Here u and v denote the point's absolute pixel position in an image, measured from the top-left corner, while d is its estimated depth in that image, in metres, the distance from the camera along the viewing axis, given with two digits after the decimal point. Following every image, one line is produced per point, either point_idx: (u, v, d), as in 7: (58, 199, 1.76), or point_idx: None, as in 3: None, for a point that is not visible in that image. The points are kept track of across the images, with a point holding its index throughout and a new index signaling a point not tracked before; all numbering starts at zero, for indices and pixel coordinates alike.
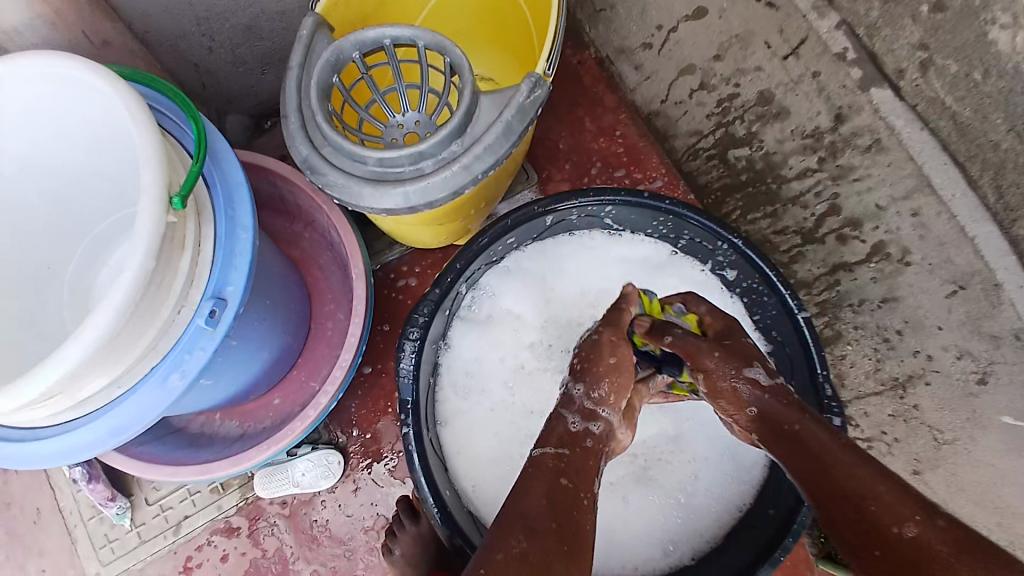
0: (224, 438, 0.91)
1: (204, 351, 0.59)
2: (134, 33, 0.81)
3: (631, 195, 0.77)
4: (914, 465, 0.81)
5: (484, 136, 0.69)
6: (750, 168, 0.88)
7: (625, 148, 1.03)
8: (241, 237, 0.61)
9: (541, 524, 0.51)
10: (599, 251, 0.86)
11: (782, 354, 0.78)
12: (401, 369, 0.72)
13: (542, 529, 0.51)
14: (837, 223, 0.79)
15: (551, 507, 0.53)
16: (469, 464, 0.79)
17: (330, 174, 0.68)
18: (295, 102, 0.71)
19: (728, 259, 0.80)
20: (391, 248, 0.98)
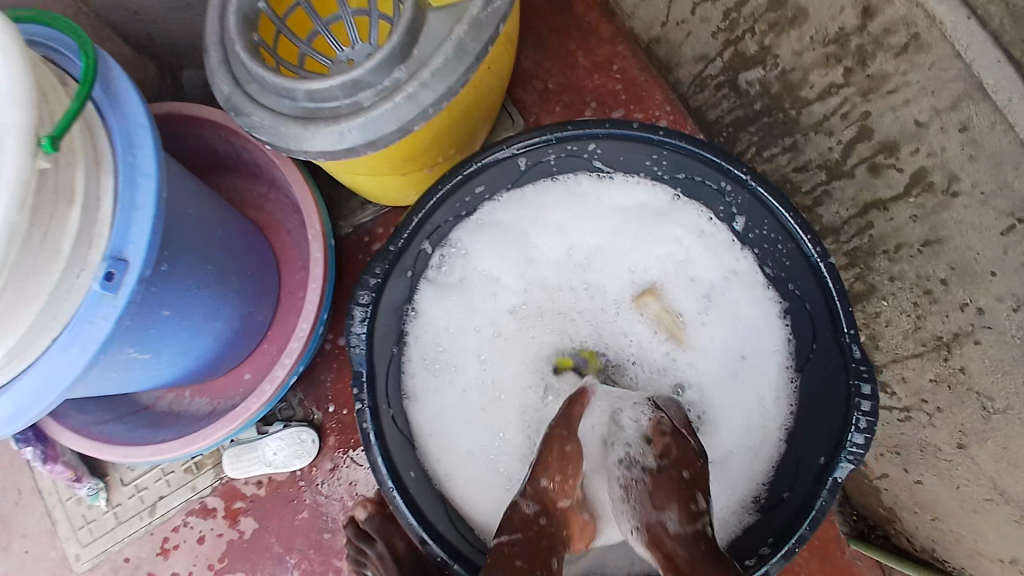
0: (192, 416, 0.85)
1: (107, 319, 0.52)
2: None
3: (618, 125, 0.66)
4: (958, 437, 0.72)
5: (433, 59, 0.57)
6: (765, 93, 0.75)
7: (623, 85, 0.90)
8: (143, 188, 0.53)
9: None
10: (587, 198, 0.74)
11: (802, 311, 0.67)
12: (352, 342, 0.66)
13: None
14: (868, 150, 0.66)
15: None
16: (441, 445, 0.71)
17: (257, 115, 0.59)
18: (215, 31, 0.60)
19: (738, 201, 0.67)
20: (364, 207, 0.89)
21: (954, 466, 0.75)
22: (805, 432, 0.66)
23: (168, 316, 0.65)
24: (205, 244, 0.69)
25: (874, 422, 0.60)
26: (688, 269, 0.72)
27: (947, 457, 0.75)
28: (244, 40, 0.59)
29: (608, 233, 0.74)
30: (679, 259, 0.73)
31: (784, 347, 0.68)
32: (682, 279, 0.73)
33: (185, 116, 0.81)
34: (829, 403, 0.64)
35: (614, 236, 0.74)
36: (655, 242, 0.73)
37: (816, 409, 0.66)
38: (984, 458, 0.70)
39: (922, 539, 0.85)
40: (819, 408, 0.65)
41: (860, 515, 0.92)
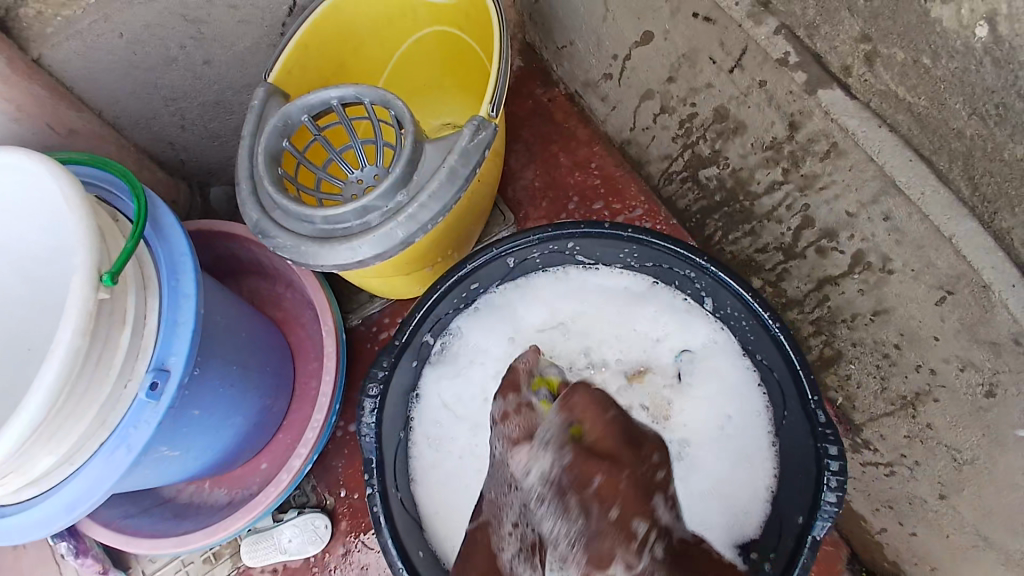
0: (211, 508, 0.90)
1: (149, 424, 0.59)
2: (105, 119, 0.85)
3: (591, 226, 0.75)
4: (939, 489, 0.77)
5: (429, 182, 0.68)
6: (722, 186, 0.85)
7: (602, 179, 1.02)
8: (184, 306, 0.62)
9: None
10: (574, 284, 0.82)
11: (772, 380, 0.74)
12: (363, 428, 0.71)
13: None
14: (813, 234, 0.75)
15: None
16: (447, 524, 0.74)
17: (281, 237, 0.69)
18: (246, 169, 0.72)
19: (704, 283, 0.77)
20: (372, 300, 0.97)
21: (941, 517, 0.79)
22: (785, 492, 0.71)
23: (198, 415, 0.72)
24: (231, 348, 0.77)
25: (845, 480, 0.65)
26: (667, 345, 0.80)
27: (933, 507, 0.79)
28: (271, 177, 0.71)
29: (595, 314, 0.82)
30: (660, 338, 0.80)
31: (761, 415, 0.75)
32: (667, 356, 0.79)
33: (212, 231, 0.91)
34: (802, 465, 0.70)
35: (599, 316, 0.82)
36: (640, 322, 0.80)
37: (793, 473, 0.71)
38: (965, 508, 0.74)
39: None
40: (799, 471, 0.70)
41: (870, 573, 0.95)
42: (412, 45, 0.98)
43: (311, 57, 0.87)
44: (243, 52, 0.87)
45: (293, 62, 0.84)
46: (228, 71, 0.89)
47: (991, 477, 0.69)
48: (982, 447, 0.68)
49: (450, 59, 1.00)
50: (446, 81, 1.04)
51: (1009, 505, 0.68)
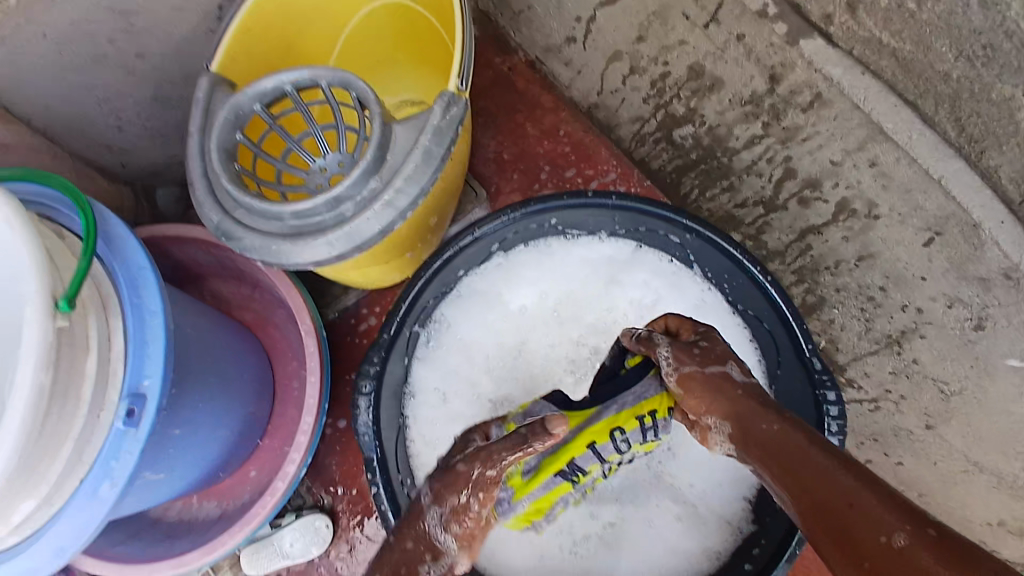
0: (204, 522, 0.85)
1: (131, 454, 0.55)
2: (35, 129, 0.78)
3: (574, 196, 0.72)
4: (926, 420, 0.78)
5: (403, 166, 0.63)
6: (698, 145, 0.84)
7: (572, 146, 0.92)
8: (152, 325, 0.57)
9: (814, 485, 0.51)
10: (559, 256, 0.80)
11: (766, 335, 0.73)
12: (358, 427, 0.68)
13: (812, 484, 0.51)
14: (796, 185, 0.79)
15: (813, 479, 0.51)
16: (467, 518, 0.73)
17: (246, 237, 0.63)
18: (200, 168, 0.67)
19: (691, 240, 0.73)
20: (347, 291, 0.93)
21: (927, 447, 0.78)
22: None
23: (180, 434, 0.67)
24: (207, 359, 0.72)
25: (845, 424, 0.65)
26: (660, 309, 0.78)
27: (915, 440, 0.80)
28: (229, 173, 0.65)
29: (580, 288, 0.80)
30: (649, 302, 0.79)
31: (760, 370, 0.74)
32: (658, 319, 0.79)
33: (172, 237, 0.85)
34: (803, 417, 0.70)
35: (584, 285, 0.80)
36: (626, 287, 0.79)
37: None
38: (952, 433, 0.77)
39: None
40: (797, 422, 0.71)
41: None
42: (358, 22, 0.92)
43: (253, 44, 0.80)
44: (180, 42, 0.81)
45: (235, 48, 0.77)
46: (165, 66, 0.82)
47: (980, 405, 0.76)
48: (971, 376, 0.75)
49: (401, 31, 0.94)
50: (398, 56, 0.98)
51: (1001, 429, 0.76)
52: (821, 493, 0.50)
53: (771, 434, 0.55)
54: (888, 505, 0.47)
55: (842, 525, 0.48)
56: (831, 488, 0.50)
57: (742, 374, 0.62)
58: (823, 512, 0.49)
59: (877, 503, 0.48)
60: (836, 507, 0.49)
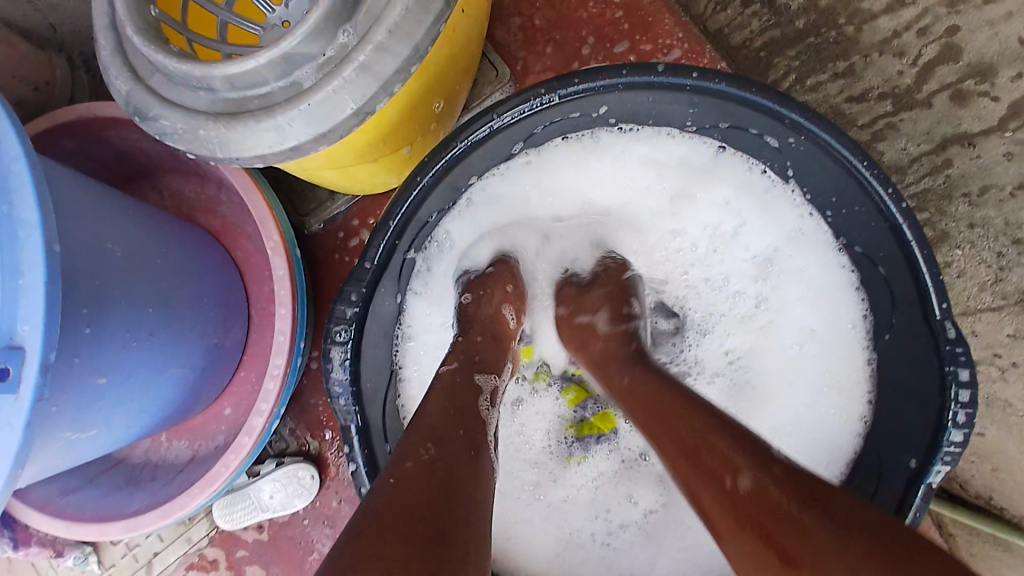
0: (172, 466, 0.74)
1: (12, 428, 0.41)
2: None
3: (638, 72, 0.50)
4: None
5: (388, 12, 0.42)
6: (812, 7, 0.63)
7: (625, 11, 0.69)
8: (28, 249, 0.40)
9: (684, 429, 0.42)
10: (609, 155, 0.59)
11: (879, 280, 0.55)
12: (331, 382, 0.54)
13: (678, 433, 0.42)
14: (954, 72, 0.60)
15: (675, 423, 0.43)
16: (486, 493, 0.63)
17: (166, 116, 0.45)
18: (102, 10, 0.46)
19: (796, 145, 0.53)
20: (334, 198, 0.75)
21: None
22: (886, 422, 0.56)
23: (106, 384, 0.52)
24: (142, 286, 0.55)
25: (976, 415, 0.49)
26: (740, 240, 0.61)
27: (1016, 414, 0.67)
28: (138, 20, 0.45)
29: (638, 205, 0.62)
30: (728, 230, 0.61)
31: (862, 324, 0.57)
32: (734, 250, 0.61)
33: (101, 118, 0.64)
34: (912, 390, 0.54)
35: (644, 198, 0.62)
36: (700, 207, 0.61)
37: (894, 393, 0.55)
38: None
39: None
40: (903, 396, 0.55)
41: None
42: None
43: None
44: None
45: None
46: None
47: None
48: None
49: None
50: None
51: None
52: (684, 427, 0.42)
53: (643, 385, 0.47)
54: (735, 435, 0.40)
55: (679, 443, 0.41)
56: (682, 422, 0.42)
57: (613, 319, 0.54)
58: (671, 443, 0.42)
59: (723, 435, 0.40)
60: (699, 442, 0.40)
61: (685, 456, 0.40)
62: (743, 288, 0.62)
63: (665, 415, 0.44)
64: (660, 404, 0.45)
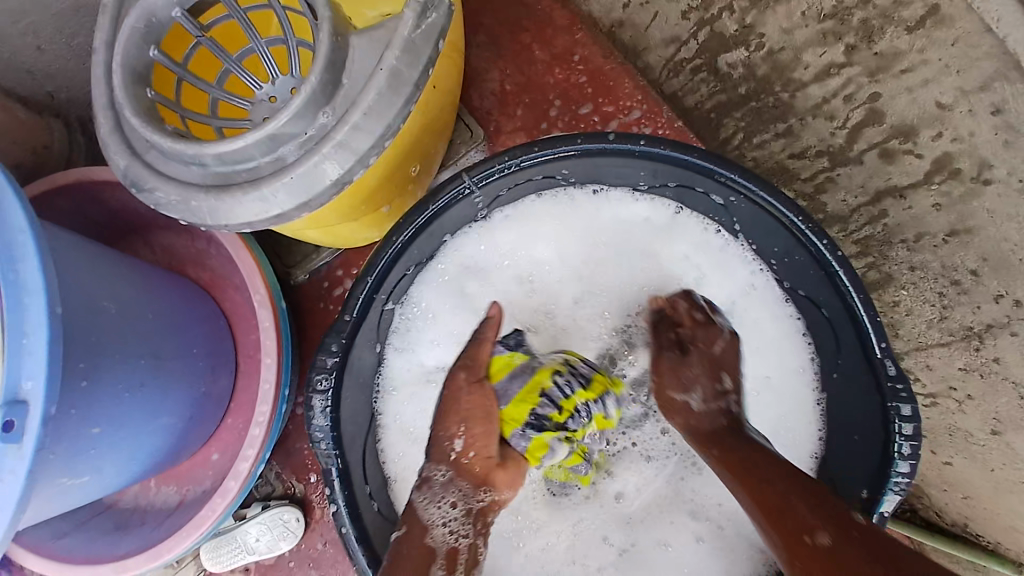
0: (160, 511, 0.75)
1: (15, 475, 0.43)
2: None
3: (591, 140, 0.55)
4: (992, 425, 0.67)
5: (363, 96, 0.47)
6: (750, 75, 0.69)
7: (589, 76, 0.75)
8: (31, 309, 0.44)
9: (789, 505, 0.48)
10: (580, 212, 0.64)
11: (824, 323, 0.59)
12: (313, 428, 0.57)
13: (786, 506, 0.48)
14: (878, 134, 0.63)
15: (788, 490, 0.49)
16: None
17: (160, 189, 0.49)
18: (102, 94, 0.51)
19: (737, 202, 0.58)
20: (318, 250, 0.79)
21: (986, 452, 0.68)
22: (841, 459, 0.59)
23: (99, 433, 0.55)
24: (134, 340, 0.58)
25: (919, 448, 0.53)
26: (699, 294, 0.65)
27: (976, 445, 0.69)
28: (136, 103, 0.49)
29: (605, 259, 0.66)
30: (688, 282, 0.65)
31: (808, 370, 0.61)
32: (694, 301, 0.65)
33: (98, 182, 0.68)
34: (862, 426, 0.57)
35: (611, 252, 0.66)
36: (662, 260, 0.65)
37: (846, 429, 0.59)
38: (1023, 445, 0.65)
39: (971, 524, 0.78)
40: (855, 432, 0.58)
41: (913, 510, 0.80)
42: None
43: None
44: None
45: None
46: None
47: None
48: None
49: None
50: None
51: None
52: (782, 488, 0.50)
53: (720, 430, 0.56)
54: (829, 516, 0.47)
55: (782, 513, 0.48)
56: (775, 498, 0.49)
57: (705, 398, 0.58)
58: (770, 514, 0.49)
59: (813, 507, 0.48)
60: (789, 508, 0.48)
61: (791, 511, 0.48)
62: None
63: (758, 478, 0.51)
64: (751, 466, 0.52)
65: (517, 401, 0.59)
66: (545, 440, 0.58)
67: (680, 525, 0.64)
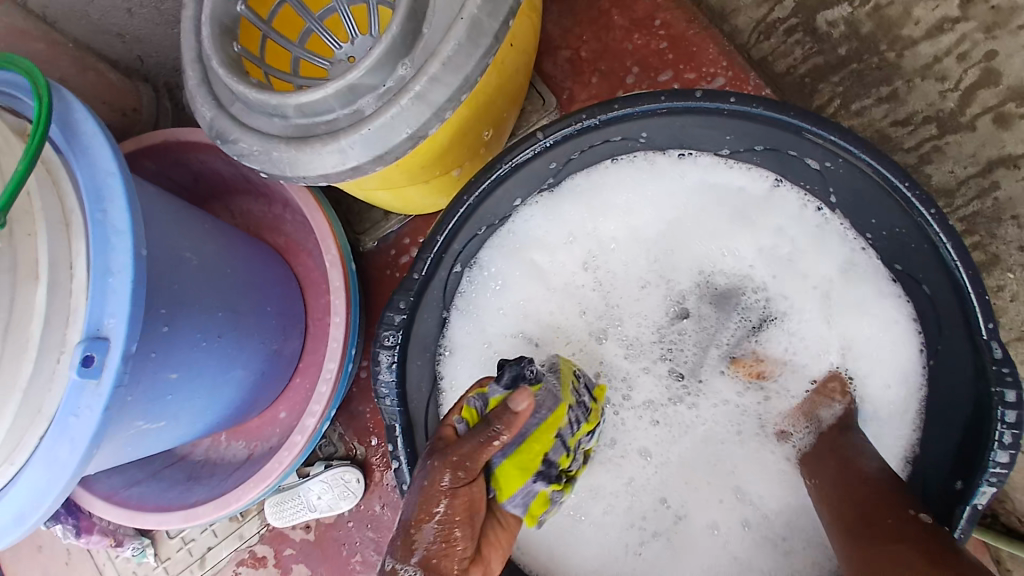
0: (229, 464, 0.78)
1: (92, 410, 0.45)
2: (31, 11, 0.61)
3: (675, 98, 0.52)
4: None
5: (441, 45, 0.46)
6: (852, 34, 0.65)
7: (669, 42, 0.72)
8: (118, 251, 0.46)
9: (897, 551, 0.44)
10: (663, 180, 0.61)
11: (925, 302, 0.54)
12: (380, 386, 0.58)
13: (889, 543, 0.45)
14: (994, 95, 0.60)
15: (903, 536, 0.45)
16: None
17: (243, 140, 0.50)
18: (191, 48, 0.52)
19: (832, 169, 0.54)
20: (387, 217, 0.79)
21: None
22: (938, 451, 0.55)
23: (176, 379, 0.57)
24: (212, 291, 0.60)
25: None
26: (793, 275, 0.61)
27: None
28: (223, 55, 0.50)
29: (684, 230, 0.63)
30: (780, 258, 0.61)
31: (905, 362, 0.57)
32: (783, 276, 0.61)
33: (183, 143, 0.71)
34: (962, 415, 0.53)
35: (694, 222, 0.63)
36: (748, 233, 0.62)
37: (946, 417, 0.55)
38: None
39: None
40: (956, 420, 0.54)
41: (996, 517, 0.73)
42: None
43: None
44: None
45: None
46: None
47: None
48: None
49: None
50: None
51: None
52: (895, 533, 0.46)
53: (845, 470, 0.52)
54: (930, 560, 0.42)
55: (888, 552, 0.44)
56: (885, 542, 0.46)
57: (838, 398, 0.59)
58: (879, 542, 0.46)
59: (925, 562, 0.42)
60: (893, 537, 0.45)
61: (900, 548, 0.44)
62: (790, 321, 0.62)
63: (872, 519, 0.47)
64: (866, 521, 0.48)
65: (530, 443, 0.53)
66: (547, 494, 0.55)
67: (731, 521, 0.62)
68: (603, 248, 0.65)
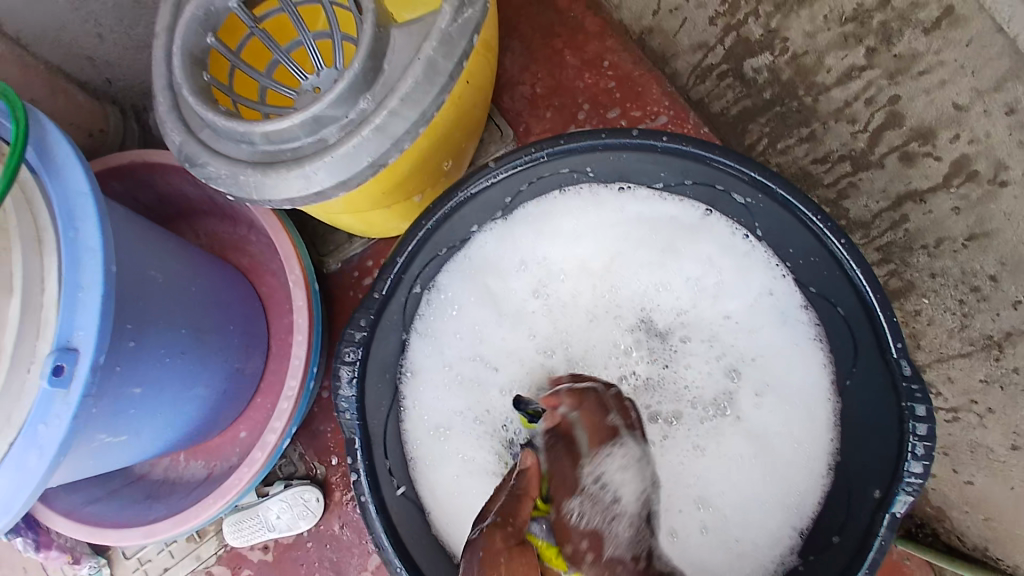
0: (188, 483, 0.78)
1: (61, 420, 0.46)
2: (5, 36, 0.63)
3: (615, 135, 0.58)
4: (1012, 439, 0.67)
5: (400, 82, 0.50)
6: (775, 81, 0.70)
7: (617, 82, 0.78)
8: (89, 266, 0.48)
9: None
10: (606, 211, 0.66)
11: (839, 324, 0.60)
12: (339, 401, 0.60)
13: None
14: (900, 136, 0.63)
15: None
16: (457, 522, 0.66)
17: (211, 164, 0.53)
18: (162, 77, 0.55)
19: (758, 203, 0.60)
20: (351, 240, 0.83)
21: (1008, 469, 0.68)
22: (855, 460, 0.60)
23: (139, 394, 0.58)
24: (177, 309, 0.62)
25: (934, 447, 0.54)
26: (719, 301, 0.66)
27: (1001, 461, 0.68)
28: (194, 84, 0.53)
29: (626, 258, 0.68)
30: (709, 285, 0.66)
31: (824, 380, 0.62)
32: (716, 301, 0.66)
33: (152, 164, 0.73)
34: (877, 427, 0.58)
35: (633, 250, 0.67)
36: (684, 261, 0.66)
37: (862, 430, 0.59)
38: None
39: (974, 538, 0.75)
40: (871, 431, 0.59)
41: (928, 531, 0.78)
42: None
43: None
44: None
45: None
46: None
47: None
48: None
49: None
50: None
51: None
52: None
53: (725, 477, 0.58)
54: None
55: None
56: None
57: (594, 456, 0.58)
58: None
59: None
60: None
61: None
62: (723, 344, 0.66)
63: None
64: None
65: None
66: None
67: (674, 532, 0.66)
68: (555, 272, 0.69)
